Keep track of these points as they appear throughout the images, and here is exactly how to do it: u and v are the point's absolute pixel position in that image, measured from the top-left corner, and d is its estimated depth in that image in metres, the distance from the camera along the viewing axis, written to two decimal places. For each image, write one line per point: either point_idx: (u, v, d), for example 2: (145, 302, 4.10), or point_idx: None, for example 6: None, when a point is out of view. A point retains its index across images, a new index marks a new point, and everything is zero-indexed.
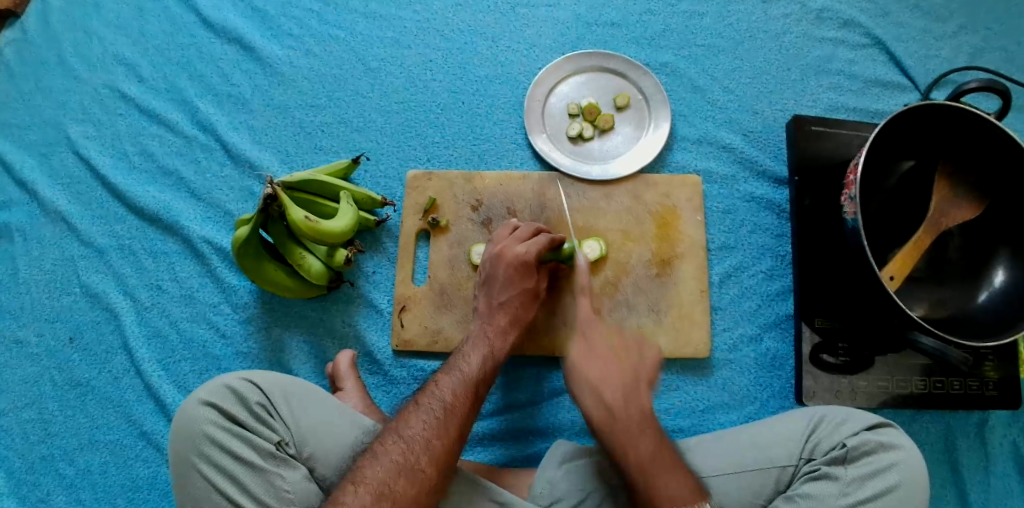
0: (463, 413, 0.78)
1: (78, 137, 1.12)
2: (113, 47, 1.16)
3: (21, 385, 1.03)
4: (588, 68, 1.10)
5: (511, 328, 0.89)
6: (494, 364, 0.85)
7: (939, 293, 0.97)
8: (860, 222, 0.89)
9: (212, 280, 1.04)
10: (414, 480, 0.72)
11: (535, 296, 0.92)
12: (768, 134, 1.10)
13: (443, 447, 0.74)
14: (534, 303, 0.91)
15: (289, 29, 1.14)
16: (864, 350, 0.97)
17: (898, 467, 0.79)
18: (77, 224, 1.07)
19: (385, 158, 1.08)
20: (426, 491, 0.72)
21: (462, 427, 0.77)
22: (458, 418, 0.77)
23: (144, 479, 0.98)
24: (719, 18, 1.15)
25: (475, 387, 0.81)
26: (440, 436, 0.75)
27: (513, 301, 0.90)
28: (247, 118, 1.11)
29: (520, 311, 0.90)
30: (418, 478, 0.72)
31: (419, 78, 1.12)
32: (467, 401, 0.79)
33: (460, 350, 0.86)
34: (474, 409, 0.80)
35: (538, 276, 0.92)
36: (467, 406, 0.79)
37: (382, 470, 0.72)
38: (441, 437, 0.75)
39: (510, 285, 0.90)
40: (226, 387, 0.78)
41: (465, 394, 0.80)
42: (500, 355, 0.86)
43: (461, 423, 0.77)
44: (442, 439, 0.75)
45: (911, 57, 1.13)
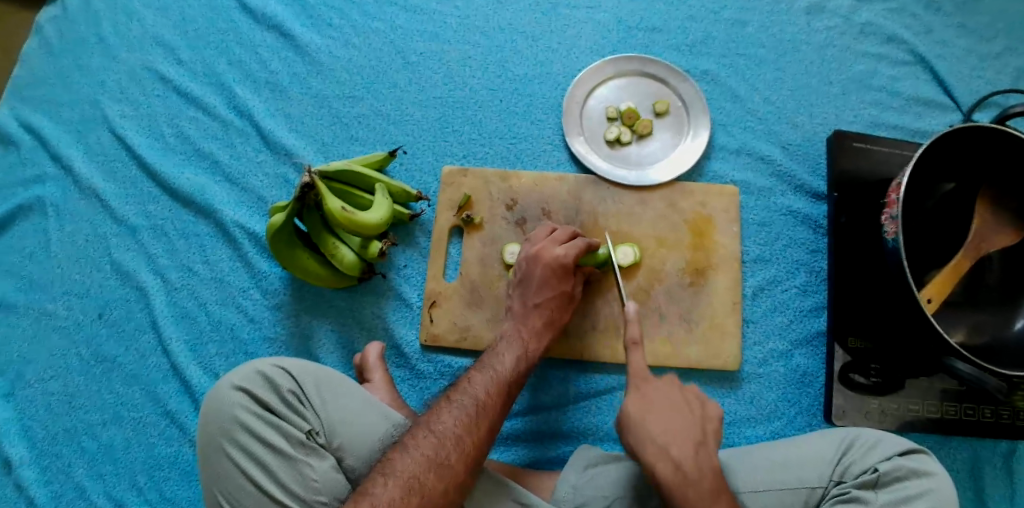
0: (494, 410, 0.77)
1: (115, 116, 1.12)
2: (154, 29, 1.16)
3: (47, 359, 1.03)
4: (628, 72, 1.09)
5: (544, 330, 0.88)
6: (527, 364, 0.84)
7: (975, 318, 0.95)
8: (900, 242, 0.88)
9: (242, 265, 1.04)
10: (443, 475, 0.71)
11: (570, 298, 0.91)
12: (808, 148, 1.08)
13: (473, 444, 0.74)
14: (569, 305, 0.91)
15: (330, 18, 1.14)
16: (896, 372, 0.96)
17: (933, 493, 0.77)
18: (111, 202, 1.08)
19: (421, 152, 1.07)
20: (454, 486, 0.71)
21: (493, 425, 0.76)
22: (489, 415, 0.76)
23: (165, 458, 0.98)
24: (762, 28, 1.14)
25: (507, 385, 0.81)
26: (470, 432, 0.74)
27: (549, 303, 0.89)
28: (284, 105, 1.11)
29: (553, 314, 0.89)
30: (446, 473, 0.71)
31: (458, 73, 1.12)
32: (499, 400, 0.78)
33: (494, 348, 0.86)
34: (504, 408, 0.79)
35: (574, 279, 0.92)
36: (499, 404, 0.78)
37: (412, 463, 0.71)
38: (472, 433, 0.74)
39: (547, 287, 0.89)
40: (258, 373, 0.78)
41: (497, 393, 0.79)
42: (533, 356, 0.86)
43: (492, 420, 0.77)
44: (472, 436, 0.74)
45: (955, 76, 1.12)
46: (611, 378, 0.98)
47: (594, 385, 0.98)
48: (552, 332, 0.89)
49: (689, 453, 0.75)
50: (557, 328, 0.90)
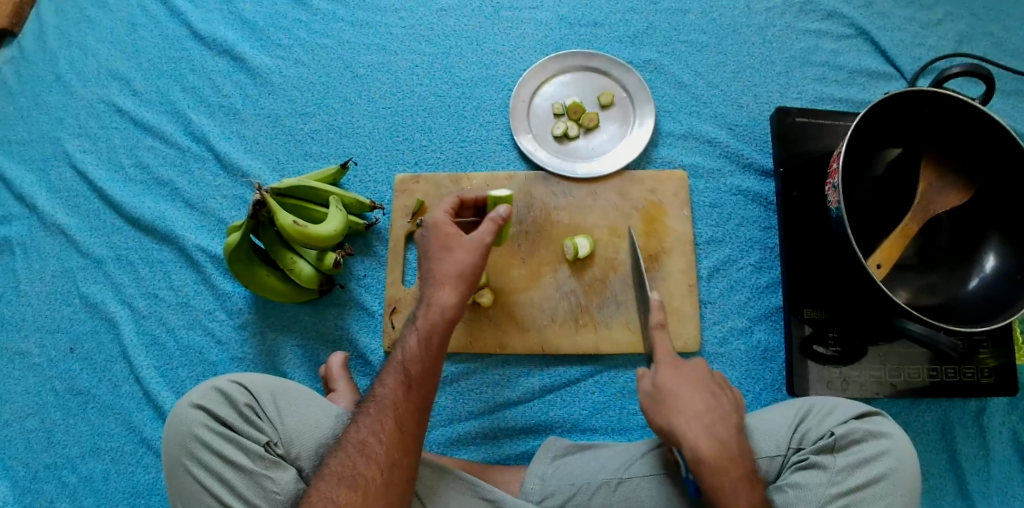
0: (397, 409, 0.77)
1: (76, 151, 1.14)
2: (107, 63, 1.18)
3: (24, 395, 1.05)
4: (571, 68, 1.11)
5: (454, 307, 0.82)
6: (431, 338, 0.80)
7: (928, 281, 0.97)
8: (843, 211, 0.89)
9: (207, 287, 1.06)
10: (353, 487, 0.73)
11: (450, 247, 0.85)
12: (754, 127, 1.10)
13: (380, 448, 0.75)
14: (450, 254, 0.84)
15: (278, 39, 1.16)
16: (854, 340, 0.97)
17: (888, 455, 0.79)
18: (76, 237, 1.10)
19: (374, 162, 1.09)
20: (370, 494, 0.73)
21: (399, 425, 0.76)
22: (390, 415, 0.77)
23: (146, 484, 1.00)
24: (702, 14, 1.16)
25: (409, 375, 0.79)
26: (374, 439, 0.76)
27: (430, 267, 0.85)
28: (238, 127, 1.13)
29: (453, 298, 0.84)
30: (358, 484, 0.74)
31: (406, 83, 1.14)
32: (403, 398, 0.78)
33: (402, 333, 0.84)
34: (413, 398, 0.78)
35: (450, 231, 0.86)
36: (403, 399, 0.78)
37: (326, 480, 0.74)
38: (377, 436, 0.76)
39: (428, 256, 0.86)
40: (216, 390, 0.80)
41: (399, 389, 0.78)
42: (444, 332, 0.81)
43: (398, 418, 0.77)
44: (377, 440, 0.76)
45: (896, 46, 1.13)
46: (574, 369, 0.99)
47: (558, 377, 0.99)
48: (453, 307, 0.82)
49: (732, 433, 0.79)
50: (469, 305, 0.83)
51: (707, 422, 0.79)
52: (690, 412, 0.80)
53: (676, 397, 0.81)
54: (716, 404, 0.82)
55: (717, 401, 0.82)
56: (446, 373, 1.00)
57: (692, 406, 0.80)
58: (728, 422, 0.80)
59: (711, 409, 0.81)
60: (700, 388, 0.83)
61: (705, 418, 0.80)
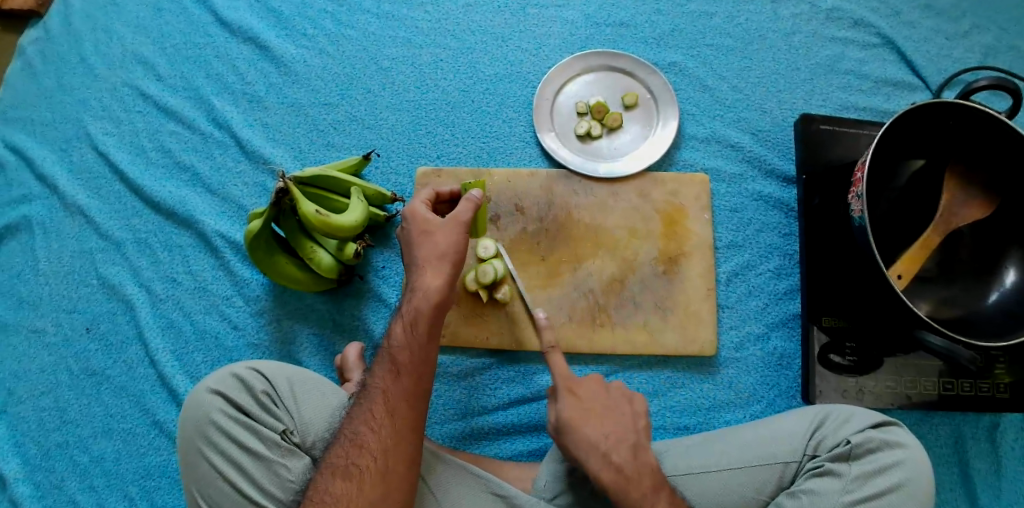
0: (387, 398, 0.76)
1: (98, 133, 1.14)
2: (132, 46, 1.19)
3: (39, 374, 1.05)
4: (596, 67, 1.11)
5: (440, 293, 0.80)
6: (418, 324, 0.79)
7: (948, 294, 0.96)
8: (866, 220, 0.89)
9: (225, 274, 1.06)
10: (349, 477, 0.73)
11: (430, 232, 0.84)
12: (777, 133, 1.10)
13: (372, 438, 0.74)
14: (433, 236, 0.83)
15: (303, 28, 1.17)
16: (872, 350, 0.96)
17: (904, 465, 0.79)
18: (95, 218, 1.10)
19: (395, 154, 1.09)
20: (367, 483, 0.72)
21: (393, 413, 0.75)
22: (384, 405, 0.76)
23: (157, 467, 1.00)
24: (729, 18, 1.16)
25: (397, 363, 0.78)
26: (366, 430, 0.75)
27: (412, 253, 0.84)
28: (261, 115, 1.13)
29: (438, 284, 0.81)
30: (354, 473, 0.73)
31: (429, 77, 1.14)
32: (398, 386, 0.77)
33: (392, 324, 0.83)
34: (403, 385, 0.77)
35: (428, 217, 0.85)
36: (392, 387, 0.77)
37: (324, 472, 0.74)
38: (369, 426, 0.75)
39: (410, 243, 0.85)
40: (233, 376, 0.80)
41: (392, 378, 0.77)
42: (430, 319, 0.80)
43: (389, 407, 0.76)
44: (369, 429, 0.75)
45: (923, 57, 1.13)
46: (589, 368, 0.99)
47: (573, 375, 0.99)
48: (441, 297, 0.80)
49: (628, 458, 0.80)
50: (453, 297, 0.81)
51: (604, 450, 0.79)
52: (590, 439, 0.80)
53: (573, 421, 0.82)
54: (616, 428, 0.82)
55: (614, 422, 0.82)
56: (462, 367, 1.00)
57: (585, 434, 0.80)
58: (625, 445, 0.80)
59: (610, 436, 0.81)
60: (600, 409, 0.83)
61: (603, 445, 0.80)
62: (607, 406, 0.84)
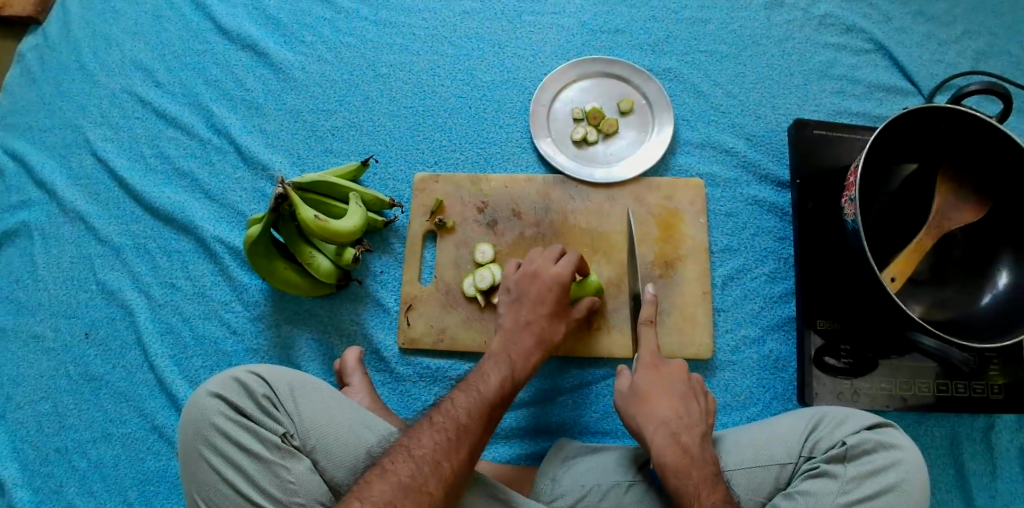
0: (475, 433, 0.79)
1: (97, 139, 1.15)
2: (131, 54, 1.20)
3: (37, 380, 1.06)
4: (592, 74, 1.12)
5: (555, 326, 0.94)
6: (511, 383, 0.87)
7: (941, 296, 0.97)
8: (859, 224, 0.89)
9: (224, 279, 1.07)
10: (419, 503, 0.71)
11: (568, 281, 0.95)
12: (771, 138, 1.11)
13: (451, 468, 0.75)
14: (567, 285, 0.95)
15: (302, 36, 1.18)
16: (866, 352, 0.97)
17: (899, 465, 0.80)
18: (95, 224, 1.11)
19: (394, 160, 1.10)
20: None
21: (472, 447, 0.77)
22: (468, 437, 0.78)
23: (155, 472, 1.01)
24: (722, 24, 1.17)
25: (490, 406, 0.82)
26: (449, 458, 0.75)
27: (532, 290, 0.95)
28: (260, 121, 1.14)
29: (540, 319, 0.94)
30: (423, 500, 0.71)
31: (427, 83, 1.15)
32: (478, 420, 0.80)
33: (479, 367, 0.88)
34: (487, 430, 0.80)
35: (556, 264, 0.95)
36: (481, 430, 0.80)
37: (388, 489, 0.71)
38: (451, 458, 0.75)
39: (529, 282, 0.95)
40: (234, 379, 0.80)
41: (479, 415, 0.81)
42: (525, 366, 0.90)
43: (473, 443, 0.78)
44: (450, 460, 0.75)
45: (915, 62, 1.14)
46: (587, 372, 1.00)
47: (570, 379, 1.00)
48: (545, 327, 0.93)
49: (697, 442, 0.81)
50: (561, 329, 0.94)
51: (673, 428, 0.81)
52: (660, 416, 0.83)
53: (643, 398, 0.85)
54: (684, 411, 0.84)
55: (689, 407, 0.84)
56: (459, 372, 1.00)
57: (653, 417, 0.83)
58: (694, 431, 0.82)
59: (678, 416, 0.83)
60: (671, 394, 0.85)
61: (671, 424, 0.82)
62: (685, 394, 0.85)
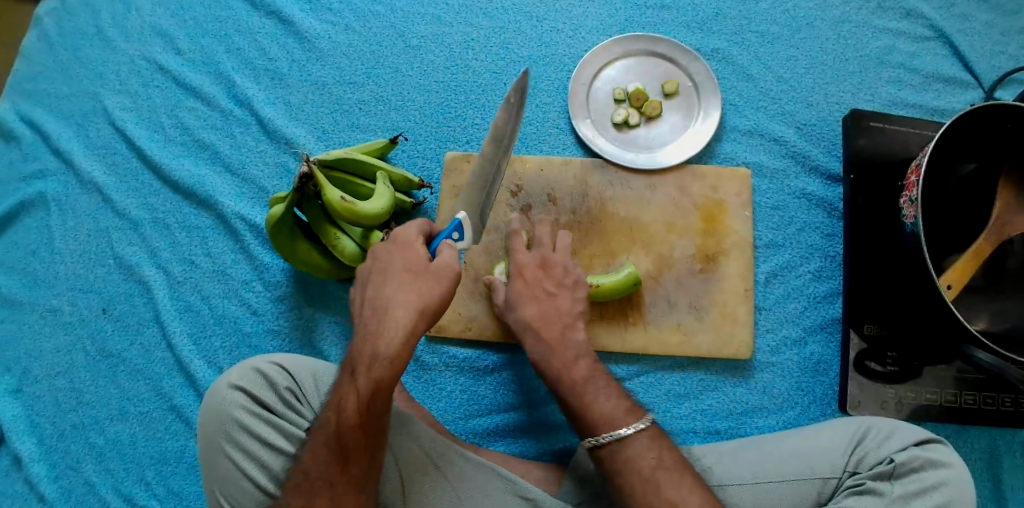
0: (337, 439, 0.68)
1: (116, 108, 1.10)
2: (151, 18, 1.13)
3: (54, 354, 1.03)
4: (635, 52, 1.06)
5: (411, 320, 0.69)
6: (366, 379, 0.67)
7: (997, 305, 0.92)
8: (920, 226, 0.84)
9: (245, 257, 1.02)
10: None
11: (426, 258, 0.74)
12: (823, 127, 1.05)
13: (335, 478, 0.68)
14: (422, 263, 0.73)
15: (328, 3, 1.11)
16: (912, 359, 0.93)
17: (948, 486, 0.76)
18: (112, 196, 1.06)
19: (424, 138, 1.05)
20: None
21: (344, 454, 0.68)
22: (339, 444, 0.68)
23: (173, 453, 0.98)
24: (776, 3, 1.10)
25: (345, 402, 0.68)
26: (329, 470, 0.68)
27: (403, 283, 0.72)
28: (283, 93, 1.08)
29: (365, 290, 0.74)
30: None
31: (460, 57, 1.08)
32: (339, 430, 0.68)
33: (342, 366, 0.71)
34: (350, 426, 0.67)
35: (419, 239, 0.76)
36: (345, 430, 0.68)
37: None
38: (330, 470, 0.68)
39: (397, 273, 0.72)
40: (255, 371, 0.78)
41: (344, 415, 0.68)
42: (383, 368, 0.67)
43: (345, 448, 0.68)
44: (329, 473, 0.68)
45: (976, 53, 1.07)
46: (620, 368, 0.96)
47: None
48: (389, 364, 0.67)
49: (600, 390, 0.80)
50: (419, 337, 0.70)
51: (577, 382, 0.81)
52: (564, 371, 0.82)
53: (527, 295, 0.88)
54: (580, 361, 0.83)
55: (559, 302, 0.89)
56: (487, 363, 0.97)
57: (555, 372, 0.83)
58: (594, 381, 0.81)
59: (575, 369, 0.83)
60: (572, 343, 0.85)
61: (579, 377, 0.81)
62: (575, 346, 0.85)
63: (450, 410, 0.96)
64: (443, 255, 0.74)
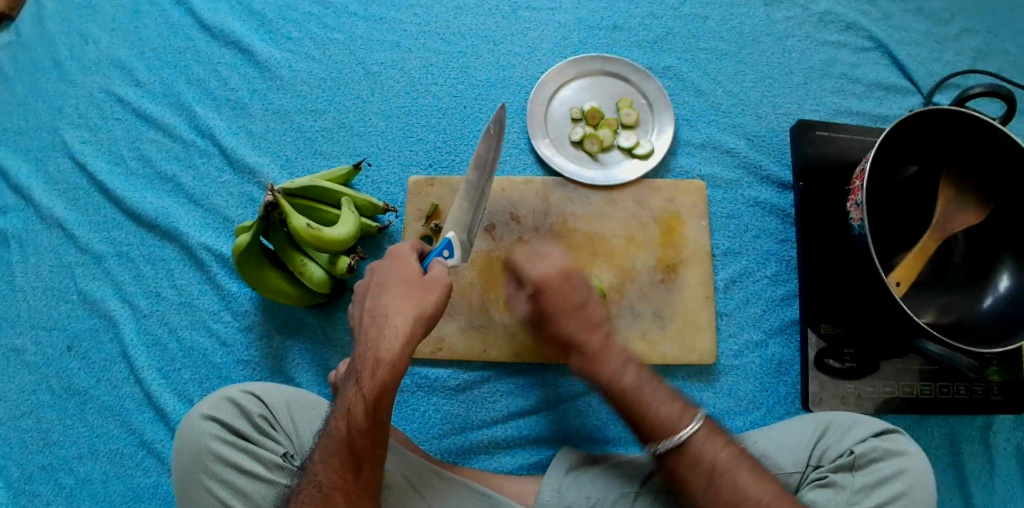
0: (352, 445, 0.70)
1: (75, 142, 1.10)
2: (109, 51, 1.14)
3: (18, 394, 1.01)
4: (589, 72, 1.09)
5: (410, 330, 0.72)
6: (378, 387, 0.70)
7: (944, 300, 0.96)
8: (866, 227, 0.88)
9: (212, 288, 1.03)
10: None
11: (421, 276, 0.76)
12: (772, 138, 1.09)
13: (350, 484, 0.70)
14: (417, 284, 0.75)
15: (287, 32, 1.13)
16: (869, 355, 0.97)
17: (905, 474, 0.79)
18: (74, 230, 1.06)
19: (387, 163, 1.07)
20: None
21: (358, 459, 0.70)
22: (351, 449, 0.70)
23: (145, 489, 0.97)
24: (722, 21, 1.15)
25: (355, 412, 0.70)
26: (342, 477, 0.70)
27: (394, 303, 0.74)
28: (245, 122, 1.10)
29: (365, 304, 0.77)
30: None
31: (420, 82, 1.11)
32: (350, 437, 0.70)
33: (344, 381, 0.74)
34: (364, 433, 0.70)
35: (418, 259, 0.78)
36: (358, 436, 0.70)
37: None
38: (343, 480, 0.70)
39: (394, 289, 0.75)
40: (227, 400, 0.79)
41: (357, 421, 0.70)
42: (390, 379, 0.71)
43: (357, 455, 0.70)
44: (343, 481, 0.70)
45: (913, 61, 1.12)
46: None
47: (572, 387, 0.98)
48: (391, 367, 0.71)
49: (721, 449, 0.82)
50: (416, 345, 0.73)
51: None
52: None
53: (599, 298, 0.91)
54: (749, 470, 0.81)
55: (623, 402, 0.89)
56: (459, 381, 0.98)
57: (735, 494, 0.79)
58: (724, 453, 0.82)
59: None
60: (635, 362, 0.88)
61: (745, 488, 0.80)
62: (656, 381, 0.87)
63: (424, 430, 0.97)
64: (436, 270, 0.76)
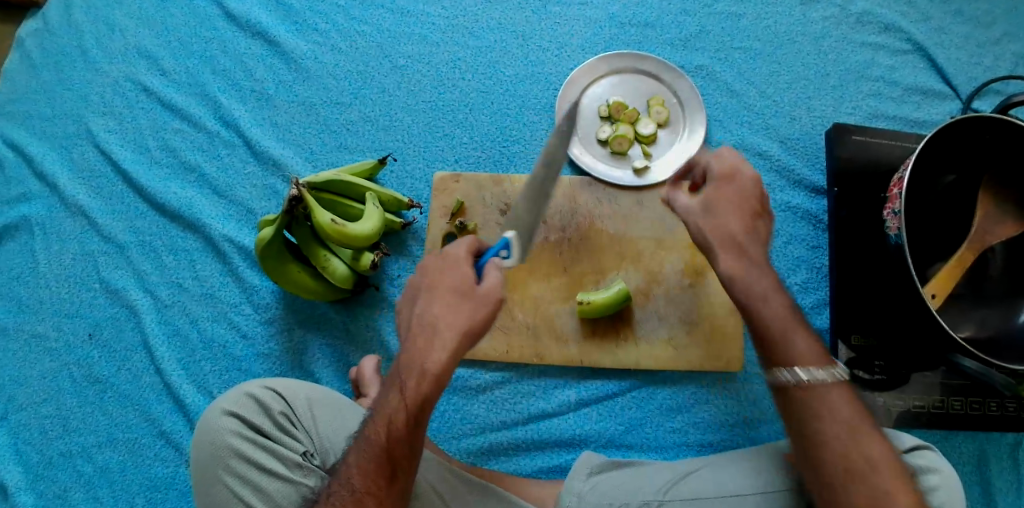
0: (389, 451, 0.69)
1: (100, 130, 1.10)
2: (136, 39, 1.13)
3: (39, 381, 1.01)
4: (620, 69, 1.07)
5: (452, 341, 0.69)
6: (423, 395, 0.69)
7: (980, 313, 0.93)
8: (903, 238, 0.85)
9: (233, 279, 1.02)
10: None
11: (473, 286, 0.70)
12: (806, 142, 1.07)
13: (382, 491, 0.69)
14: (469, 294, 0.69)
15: (314, 23, 1.12)
16: (900, 368, 0.94)
17: (938, 491, 0.76)
18: (97, 219, 1.05)
19: (411, 158, 1.05)
20: None
21: (394, 467, 0.69)
22: (387, 455, 0.69)
23: (163, 480, 0.96)
24: (757, 20, 1.12)
25: (394, 419, 0.69)
26: (375, 483, 0.69)
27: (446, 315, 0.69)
28: (270, 113, 1.09)
29: (412, 310, 0.72)
30: None
31: (447, 76, 1.09)
32: (387, 443, 0.69)
33: (386, 383, 0.72)
34: (402, 441, 0.69)
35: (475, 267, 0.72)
36: (396, 443, 0.69)
37: None
38: (377, 486, 0.69)
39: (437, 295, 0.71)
40: (248, 397, 0.78)
41: (397, 428, 0.69)
42: (434, 389, 0.69)
43: (393, 462, 0.69)
44: (376, 487, 0.69)
45: (953, 64, 1.09)
46: (611, 383, 0.96)
47: (595, 391, 0.96)
48: (435, 379, 0.69)
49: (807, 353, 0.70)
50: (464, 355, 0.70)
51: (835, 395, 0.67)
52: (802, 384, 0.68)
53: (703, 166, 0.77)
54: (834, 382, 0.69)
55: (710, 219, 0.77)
56: (480, 381, 0.97)
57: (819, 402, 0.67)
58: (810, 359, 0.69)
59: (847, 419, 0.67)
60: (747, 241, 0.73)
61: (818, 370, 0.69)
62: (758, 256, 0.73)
63: (443, 429, 0.96)
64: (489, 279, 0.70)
